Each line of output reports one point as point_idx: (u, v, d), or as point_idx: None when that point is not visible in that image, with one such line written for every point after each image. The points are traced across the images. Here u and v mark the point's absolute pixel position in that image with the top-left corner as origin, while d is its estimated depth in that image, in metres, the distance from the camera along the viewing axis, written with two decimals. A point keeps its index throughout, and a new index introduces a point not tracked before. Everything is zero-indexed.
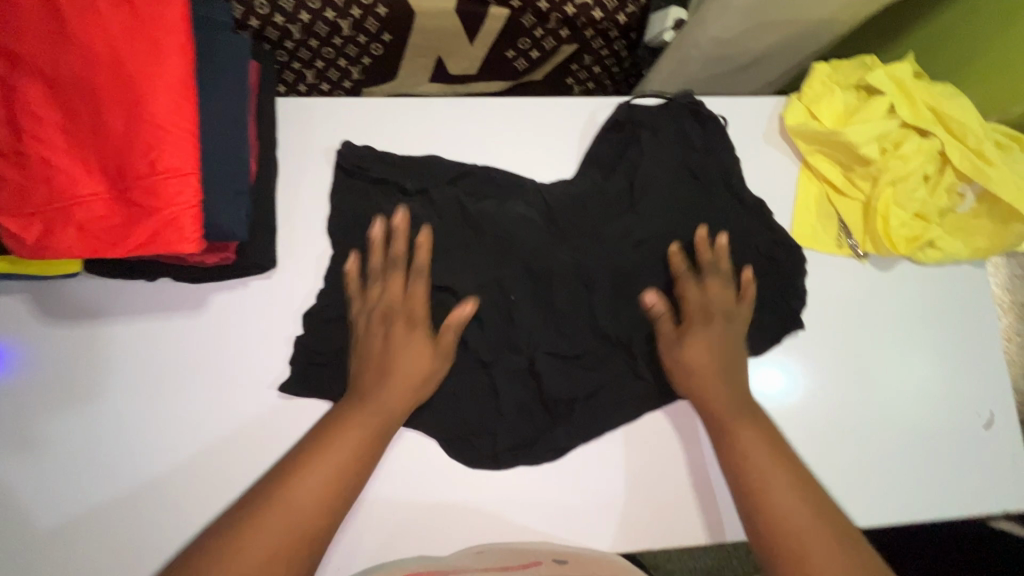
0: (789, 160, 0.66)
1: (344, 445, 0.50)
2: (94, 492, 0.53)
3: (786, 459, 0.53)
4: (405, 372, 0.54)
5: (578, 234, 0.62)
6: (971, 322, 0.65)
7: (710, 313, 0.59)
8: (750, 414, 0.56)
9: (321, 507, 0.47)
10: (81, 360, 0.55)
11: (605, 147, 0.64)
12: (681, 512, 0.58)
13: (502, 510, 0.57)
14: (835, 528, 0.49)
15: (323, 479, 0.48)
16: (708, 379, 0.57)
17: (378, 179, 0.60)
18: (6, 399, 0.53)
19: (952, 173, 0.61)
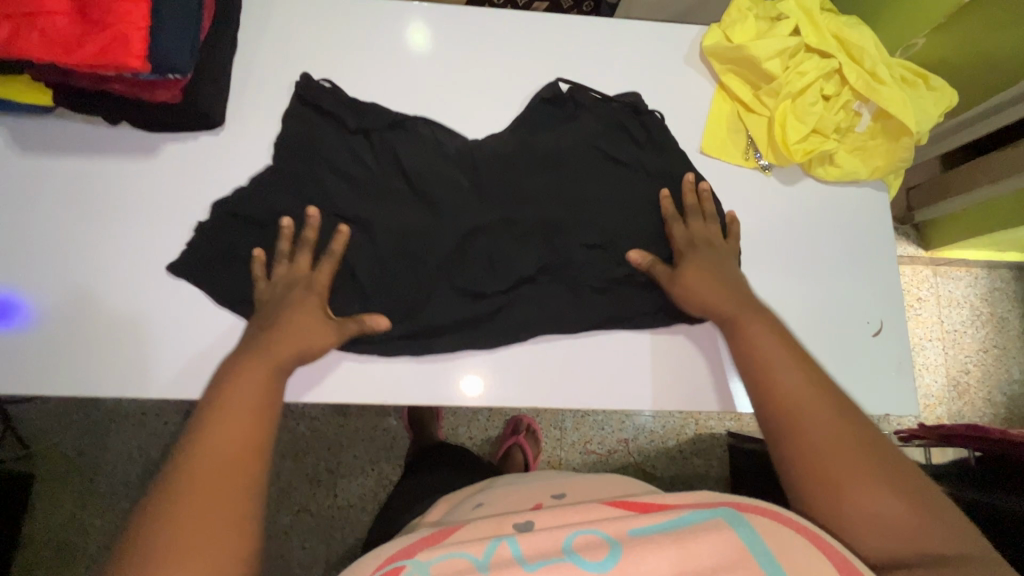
0: (705, 81, 0.71)
1: (233, 404, 0.50)
2: (48, 337, 0.59)
3: (824, 384, 0.50)
4: (295, 336, 0.55)
5: (498, 178, 0.65)
6: (869, 240, 0.69)
7: (685, 245, 0.62)
8: (755, 313, 0.57)
9: (230, 468, 0.45)
10: (49, 215, 0.62)
11: (540, 112, 0.68)
12: (604, 384, 0.63)
13: (475, 390, 0.62)
14: (876, 456, 0.45)
15: (225, 444, 0.46)
16: (712, 299, 0.59)
17: (325, 113, 0.63)
18: (21, 338, 0.59)
19: (850, 93, 0.66)
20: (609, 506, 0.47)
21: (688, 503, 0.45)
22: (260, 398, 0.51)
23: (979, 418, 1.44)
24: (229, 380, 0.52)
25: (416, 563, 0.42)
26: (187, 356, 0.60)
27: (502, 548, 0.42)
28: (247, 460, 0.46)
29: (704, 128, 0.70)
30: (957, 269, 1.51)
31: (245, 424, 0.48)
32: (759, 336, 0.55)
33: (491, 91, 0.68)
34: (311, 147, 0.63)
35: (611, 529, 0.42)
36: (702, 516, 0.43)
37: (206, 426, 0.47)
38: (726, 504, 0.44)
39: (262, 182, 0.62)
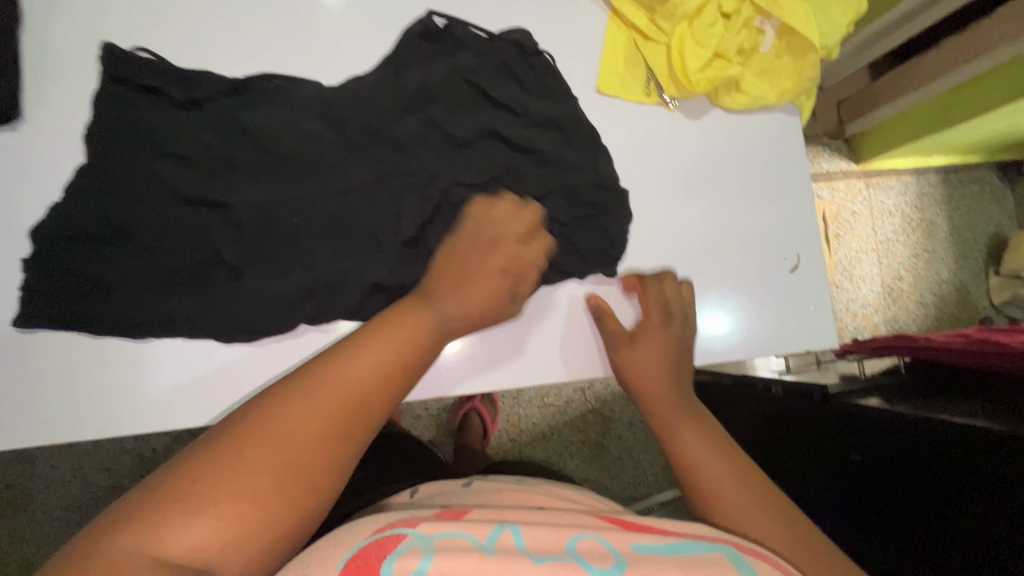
0: (596, 7, 0.63)
1: (394, 340, 0.47)
2: None
3: (728, 455, 0.52)
4: (472, 296, 0.52)
5: (370, 144, 0.56)
6: (784, 168, 0.65)
7: (669, 310, 0.59)
8: (689, 411, 0.56)
9: (352, 396, 0.44)
10: None
11: (409, 56, 0.58)
12: (571, 355, 0.60)
13: (446, 376, 0.57)
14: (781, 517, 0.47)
15: (355, 371, 0.45)
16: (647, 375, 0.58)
17: (147, 88, 0.53)
18: None
19: (751, 8, 0.59)
20: (607, 518, 0.45)
21: (683, 529, 0.42)
22: (390, 366, 0.46)
23: (912, 322, 1.49)
24: (387, 317, 0.49)
25: (418, 532, 0.39)
26: (23, 393, 0.50)
27: (506, 536, 0.39)
28: (363, 404, 0.44)
29: (599, 63, 0.62)
30: (889, 178, 1.52)
31: (393, 364, 0.46)
32: (688, 438, 0.54)
33: (353, 38, 0.58)
34: (134, 129, 0.52)
35: (614, 539, 0.40)
36: (703, 547, 0.40)
37: (341, 361, 0.45)
38: (725, 540, 0.41)
39: (80, 182, 0.51)
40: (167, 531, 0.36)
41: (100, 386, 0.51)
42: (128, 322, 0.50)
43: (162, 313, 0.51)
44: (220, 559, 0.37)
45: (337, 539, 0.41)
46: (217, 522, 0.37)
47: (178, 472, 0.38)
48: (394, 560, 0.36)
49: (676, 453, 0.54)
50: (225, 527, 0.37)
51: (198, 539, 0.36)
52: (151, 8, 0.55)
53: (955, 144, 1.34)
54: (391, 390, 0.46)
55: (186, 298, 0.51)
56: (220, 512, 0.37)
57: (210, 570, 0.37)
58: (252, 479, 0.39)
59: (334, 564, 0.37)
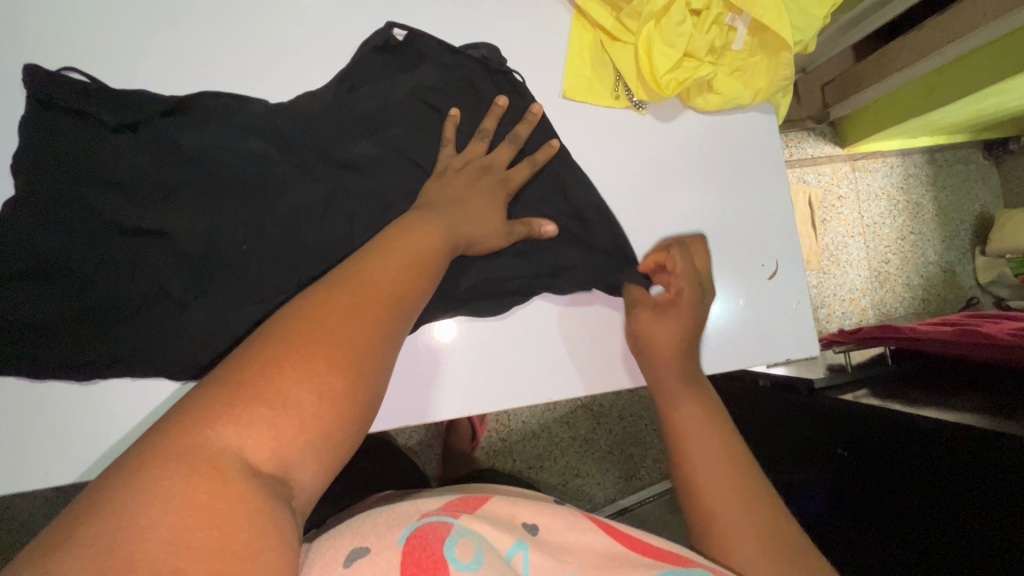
0: (559, 7, 0.60)
1: (416, 243, 0.45)
2: None
3: (730, 450, 0.49)
4: (477, 214, 0.52)
5: (322, 163, 0.53)
6: (762, 169, 0.62)
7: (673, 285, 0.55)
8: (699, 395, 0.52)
9: (388, 294, 0.40)
10: None
11: (361, 66, 0.55)
12: (564, 373, 0.57)
13: (436, 399, 0.55)
14: (768, 530, 0.45)
15: (385, 271, 0.42)
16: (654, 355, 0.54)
17: (78, 112, 0.50)
18: None
19: (721, 4, 0.56)
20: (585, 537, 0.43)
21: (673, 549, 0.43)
22: (409, 280, 0.42)
23: (900, 305, 1.49)
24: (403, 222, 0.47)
25: (463, 523, 0.39)
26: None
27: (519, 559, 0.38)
28: (398, 293, 0.41)
29: (565, 66, 0.59)
30: (875, 161, 1.50)
31: (421, 263, 0.44)
32: (691, 428, 0.50)
33: (300, 47, 0.54)
34: (69, 156, 0.49)
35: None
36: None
37: (366, 267, 0.41)
38: (700, 564, 0.41)
39: (10, 214, 0.48)
40: (228, 433, 0.29)
41: (45, 433, 0.48)
42: (72, 362, 0.48)
43: (111, 351, 0.48)
44: (302, 460, 0.31)
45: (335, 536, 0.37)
46: (302, 417, 0.31)
47: (219, 382, 0.31)
48: (453, 545, 0.36)
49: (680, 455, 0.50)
50: (287, 433, 0.30)
51: (270, 440, 0.30)
52: (78, 23, 0.51)
53: (940, 125, 1.32)
54: (420, 282, 0.44)
55: (133, 335, 0.49)
56: (300, 406, 0.31)
57: (292, 475, 0.30)
58: (310, 369, 0.32)
59: (396, 539, 0.36)
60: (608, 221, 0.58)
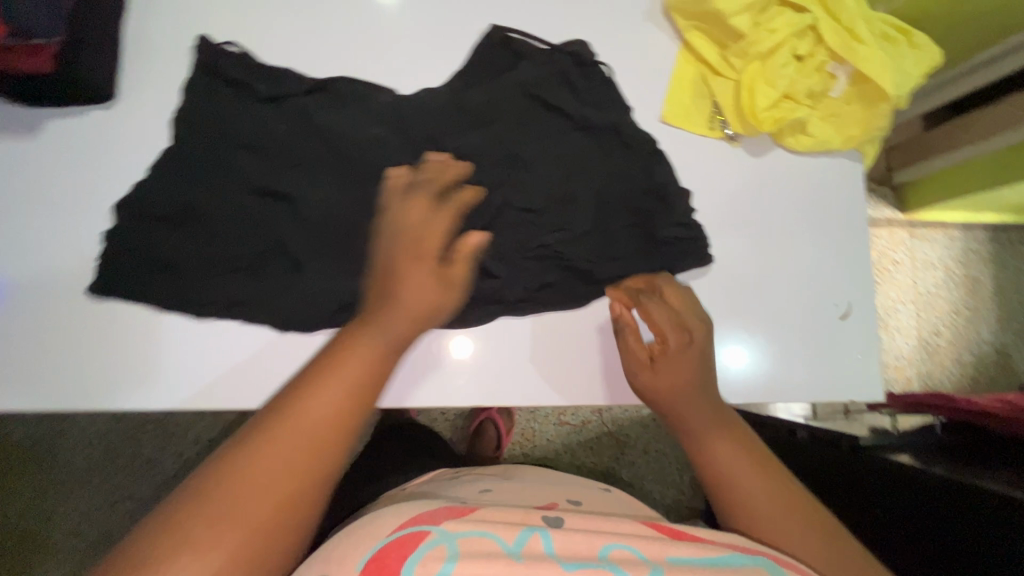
0: (667, 40, 0.64)
1: (352, 366, 0.43)
2: None
3: (775, 470, 0.47)
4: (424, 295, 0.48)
5: (433, 153, 0.57)
6: (843, 213, 0.64)
7: (683, 320, 0.53)
8: (732, 425, 0.49)
9: (323, 432, 0.40)
10: None
11: (477, 72, 0.60)
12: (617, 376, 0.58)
13: (486, 384, 0.56)
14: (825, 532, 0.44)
15: (328, 400, 0.41)
16: (683, 401, 0.50)
17: (232, 81, 0.56)
18: None
19: (825, 53, 0.59)
20: (640, 524, 0.45)
21: (721, 541, 0.42)
22: (348, 415, 0.42)
23: (947, 380, 1.45)
24: (362, 328, 0.46)
25: (441, 530, 0.40)
26: (90, 359, 0.53)
27: (534, 541, 0.40)
28: (344, 425, 0.41)
29: (666, 93, 0.63)
30: (934, 231, 1.48)
31: (375, 387, 0.44)
32: (732, 455, 0.47)
33: (428, 50, 0.60)
34: (216, 120, 0.55)
35: (648, 551, 0.40)
36: (740, 559, 0.39)
37: (302, 395, 0.42)
38: (761, 552, 0.41)
39: (160, 163, 0.54)
40: None
41: (151, 360, 0.53)
42: (193, 301, 0.53)
43: (229, 296, 0.53)
44: None
45: (368, 529, 0.41)
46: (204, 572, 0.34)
47: (158, 527, 0.36)
48: (414, 562, 0.37)
49: (742, 515, 0.45)
50: None
51: None
52: (245, 8, 0.58)
53: (1010, 203, 1.30)
54: (367, 404, 0.43)
55: (251, 286, 0.53)
56: (208, 557, 0.35)
57: None
58: (224, 526, 0.36)
59: (355, 563, 0.38)
60: (701, 246, 0.58)
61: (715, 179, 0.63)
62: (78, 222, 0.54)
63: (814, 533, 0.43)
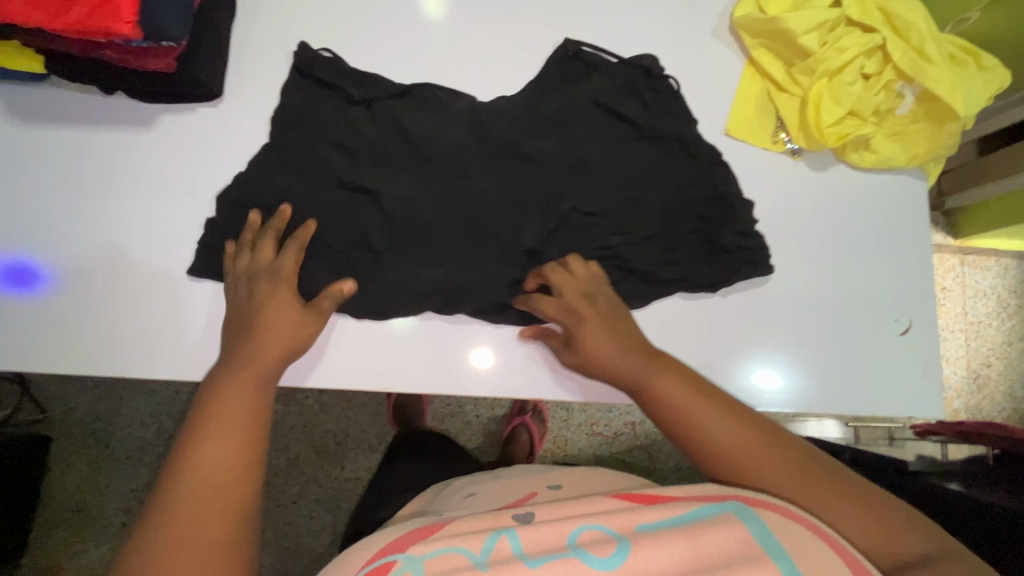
0: (733, 57, 0.66)
1: (227, 421, 0.48)
2: (32, 314, 0.57)
3: (712, 394, 0.50)
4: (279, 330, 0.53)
5: (507, 158, 0.60)
6: (906, 231, 0.65)
7: (571, 303, 0.55)
8: (665, 361, 0.52)
9: (227, 481, 0.45)
10: (46, 182, 0.60)
11: (550, 82, 0.63)
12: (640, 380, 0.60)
13: (491, 378, 0.58)
14: (769, 435, 0.47)
15: (221, 456, 0.46)
16: (613, 357, 0.53)
17: (327, 85, 0.60)
18: (33, 309, 0.57)
19: (893, 72, 0.60)
20: (613, 498, 0.47)
21: (694, 494, 0.46)
22: (242, 466, 0.46)
23: (997, 413, 1.40)
24: (224, 378, 0.50)
25: (407, 557, 0.41)
26: (138, 328, 0.58)
27: (501, 542, 0.42)
28: (242, 470, 0.46)
29: (730, 107, 0.65)
30: (987, 258, 1.44)
31: (257, 436, 0.48)
32: (672, 394, 0.50)
33: (505, 60, 0.64)
34: (310, 119, 0.60)
35: (616, 525, 0.43)
36: (707, 510, 0.43)
37: (196, 451, 0.46)
38: (734, 496, 0.44)
39: (260, 158, 0.59)
40: None
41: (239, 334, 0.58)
42: None
43: (317, 283, 0.57)
44: None
45: (355, 555, 0.43)
46: None
47: None
48: None
49: (704, 454, 0.48)
50: None
51: None
52: (340, 19, 0.63)
53: None
54: (257, 445, 0.48)
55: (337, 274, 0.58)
56: None
57: None
58: None
59: None
60: (765, 259, 0.59)
61: (777, 192, 0.64)
62: (178, 208, 0.60)
63: (773, 457, 0.46)
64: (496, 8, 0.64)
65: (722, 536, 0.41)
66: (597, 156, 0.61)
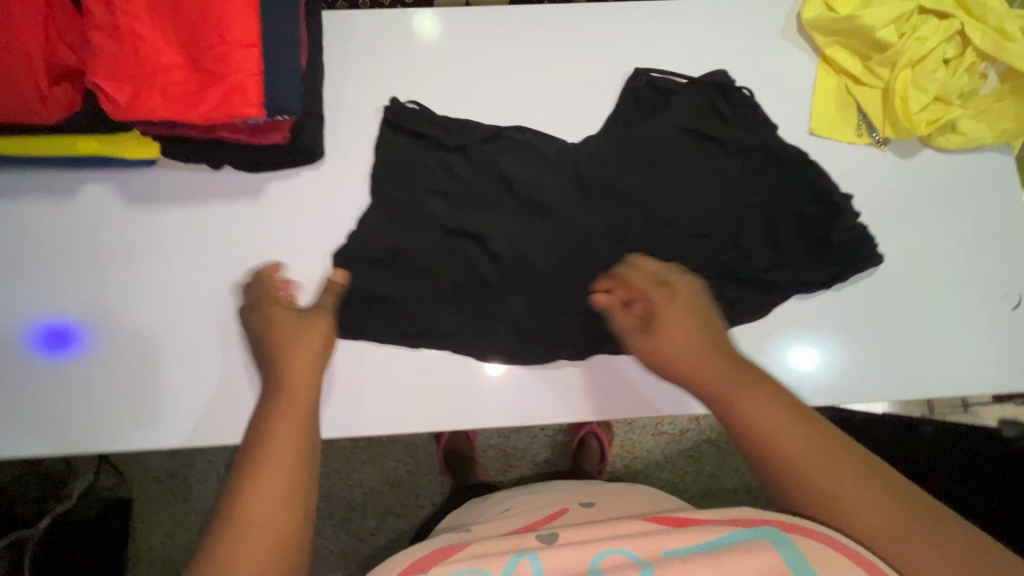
0: (807, 56, 0.67)
1: (274, 460, 0.45)
2: (164, 390, 0.59)
3: (800, 418, 0.47)
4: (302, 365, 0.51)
5: (603, 191, 0.62)
6: (1001, 207, 0.65)
7: (647, 294, 0.54)
8: (750, 377, 0.49)
9: (275, 524, 0.43)
10: (157, 261, 0.61)
11: (634, 106, 0.64)
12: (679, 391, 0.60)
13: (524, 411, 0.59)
14: (862, 472, 0.44)
15: (263, 503, 0.43)
16: (702, 367, 0.50)
17: (423, 137, 0.62)
18: (167, 386, 0.59)
19: (973, 55, 0.62)
20: (643, 520, 0.47)
21: (723, 518, 0.45)
22: (290, 507, 0.44)
23: None
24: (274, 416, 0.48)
25: None
26: (224, 385, 0.59)
27: (523, 565, 0.42)
28: (292, 514, 0.44)
29: (811, 106, 0.66)
30: None
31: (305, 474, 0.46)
32: (749, 409, 0.47)
33: (589, 89, 0.65)
34: (413, 171, 0.62)
35: (643, 550, 0.42)
36: (742, 534, 0.42)
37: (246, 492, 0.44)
38: (767, 520, 0.43)
39: (369, 214, 0.61)
40: None
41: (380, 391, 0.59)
42: (409, 336, 0.58)
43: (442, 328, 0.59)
44: None
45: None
46: None
47: None
48: None
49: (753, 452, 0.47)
50: None
51: None
52: (425, 68, 0.65)
53: None
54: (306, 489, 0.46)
55: (462, 321, 0.59)
56: None
57: None
58: None
59: None
60: (874, 259, 0.60)
61: (868, 184, 0.65)
62: (292, 271, 0.61)
63: (825, 454, 0.45)
64: (573, 40, 0.66)
65: (755, 557, 0.40)
66: (692, 172, 0.62)
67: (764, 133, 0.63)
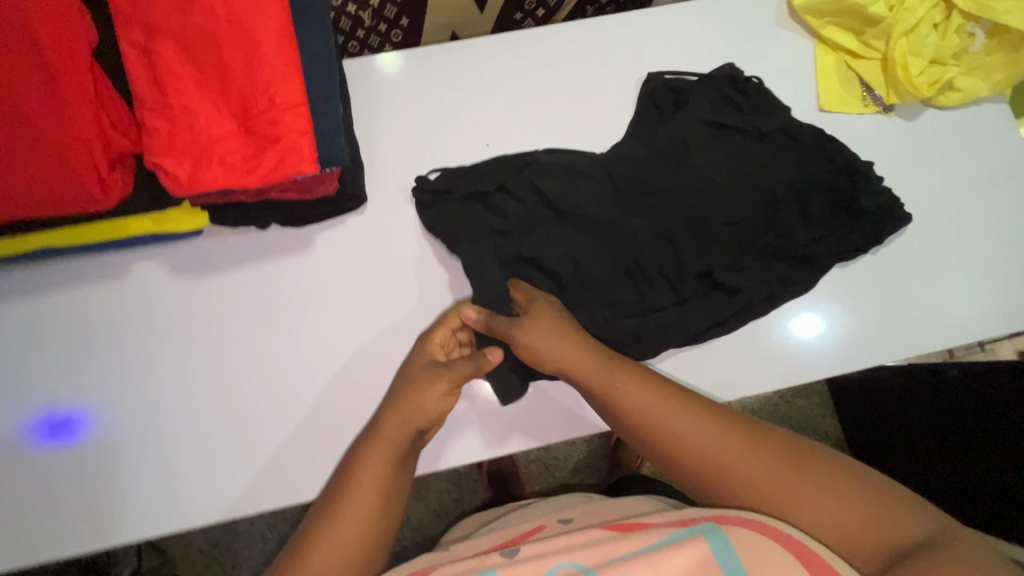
0: (804, 40, 0.71)
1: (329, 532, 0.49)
2: (241, 455, 0.59)
3: (741, 429, 0.50)
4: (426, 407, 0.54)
5: (640, 194, 0.64)
6: (1006, 154, 0.69)
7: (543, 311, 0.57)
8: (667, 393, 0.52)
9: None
10: (214, 329, 0.61)
11: (653, 109, 0.67)
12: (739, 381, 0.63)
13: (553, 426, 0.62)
14: (818, 474, 0.48)
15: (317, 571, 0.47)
16: (600, 386, 0.53)
17: (461, 169, 0.64)
18: (244, 449, 0.59)
19: (960, 17, 0.66)
20: (600, 527, 0.50)
21: (670, 521, 0.49)
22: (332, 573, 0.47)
23: None
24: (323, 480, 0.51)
25: None
26: (302, 441, 0.60)
27: None
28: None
29: (816, 85, 0.70)
30: None
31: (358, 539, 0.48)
32: (672, 425, 0.50)
33: (608, 99, 0.68)
34: (455, 202, 0.64)
35: (589, 558, 0.46)
36: (682, 533, 0.46)
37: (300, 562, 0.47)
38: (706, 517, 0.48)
39: None
40: None
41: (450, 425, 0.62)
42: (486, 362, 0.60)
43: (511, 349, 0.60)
44: None
45: None
46: None
47: None
48: None
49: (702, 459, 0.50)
50: None
51: None
52: (450, 102, 0.67)
53: None
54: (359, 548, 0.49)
55: None
56: None
57: None
58: None
59: None
60: (904, 219, 0.63)
61: (881, 150, 0.69)
62: (352, 317, 0.62)
63: (773, 463, 0.49)
64: (586, 55, 0.68)
65: (687, 556, 0.44)
66: (720, 163, 0.65)
67: (780, 118, 0.66)
